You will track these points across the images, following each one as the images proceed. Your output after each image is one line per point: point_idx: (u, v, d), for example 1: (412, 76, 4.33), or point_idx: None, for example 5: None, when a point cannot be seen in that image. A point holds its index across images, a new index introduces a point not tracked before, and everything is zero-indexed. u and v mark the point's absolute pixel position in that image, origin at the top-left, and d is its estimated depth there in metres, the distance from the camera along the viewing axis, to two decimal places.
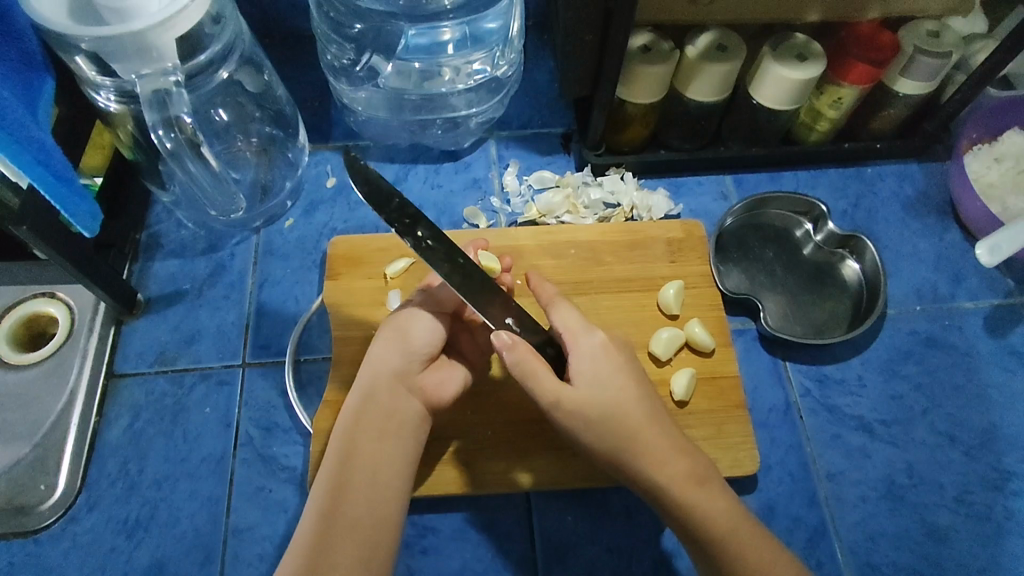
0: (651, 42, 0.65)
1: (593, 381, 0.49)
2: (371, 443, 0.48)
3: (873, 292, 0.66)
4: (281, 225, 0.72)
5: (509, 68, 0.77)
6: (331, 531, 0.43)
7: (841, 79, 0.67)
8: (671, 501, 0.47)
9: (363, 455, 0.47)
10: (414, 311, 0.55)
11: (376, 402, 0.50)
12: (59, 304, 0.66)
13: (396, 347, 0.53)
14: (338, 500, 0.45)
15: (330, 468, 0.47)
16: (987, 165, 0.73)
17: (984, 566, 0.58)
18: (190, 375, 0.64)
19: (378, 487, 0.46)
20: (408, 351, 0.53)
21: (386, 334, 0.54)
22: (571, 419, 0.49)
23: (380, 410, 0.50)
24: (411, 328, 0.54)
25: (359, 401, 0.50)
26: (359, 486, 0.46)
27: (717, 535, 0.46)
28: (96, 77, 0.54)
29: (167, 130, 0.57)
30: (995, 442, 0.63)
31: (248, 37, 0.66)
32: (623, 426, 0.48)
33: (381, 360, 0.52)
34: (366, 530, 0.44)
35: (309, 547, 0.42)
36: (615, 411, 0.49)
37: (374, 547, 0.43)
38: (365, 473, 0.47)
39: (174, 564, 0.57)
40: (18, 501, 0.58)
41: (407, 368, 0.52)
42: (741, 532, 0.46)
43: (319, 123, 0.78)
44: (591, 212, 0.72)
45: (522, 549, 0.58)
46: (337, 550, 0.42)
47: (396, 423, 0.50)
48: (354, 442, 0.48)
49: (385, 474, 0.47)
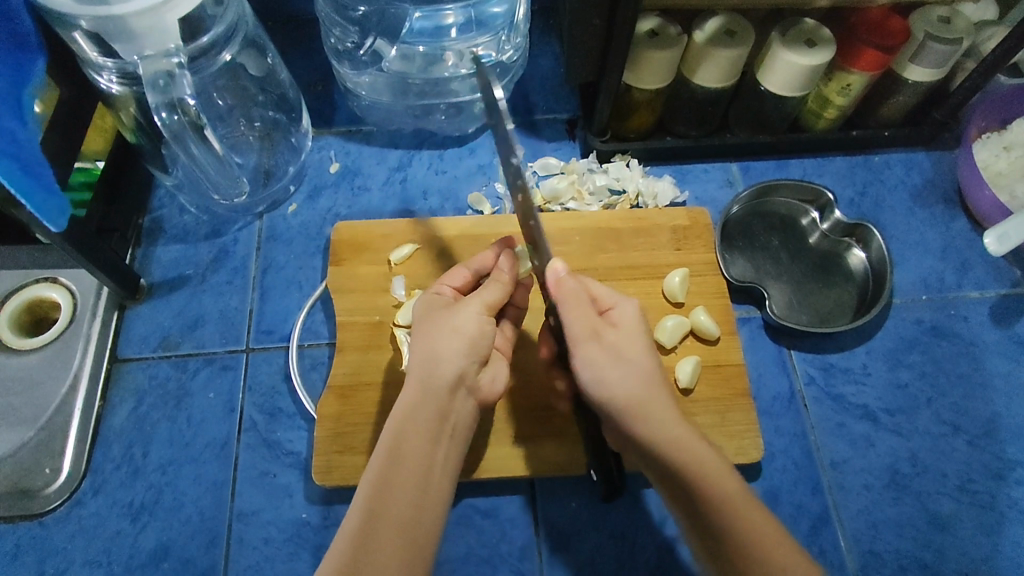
0: (658, 27, 0.65)
1: (631, 339, 0.50)
2: (422, 445, 0.47)
3: (879, 282, 0.66)
4: (284, 211, 0.72)
5: (514, 53, 0.74)
6: (374, 533, 0.42)
7: (851, 65, 0.67)
8: (680, 462, 0.45)
9: (411, 454, 0.46)
10: (469, 301, 0.52)
11: (431, 401, 0.48)
12: (61, 289, 0.66)
13: (457, 346, 0.50)
14: (384, 499, 0.44)
15: (377, 465, 0.45)
16: (995, 154, 0.72)
17: (986, 555, 0.58)
18: (194, 360, 0.64)
19: (427, 492, 0.45)
20: (470, 349, 0.50)
21: (438, 329, 0.51)
22: (592, 356, 0.49)
23: (435, 410, 0.48)
24: (464, 324, 0.51)
25: (412, 396, 0.48)
26: (403, 489, 0.44)
27: (723, 502, 0.43)
28: (97, 57, 0.54)
29: (170, 112, 0.57)
30: (999, 432, 0.63)
31: (251, 19, 0.65)
32: (649, 374, 0.49)
33: (440, 360, 0.49)
34: (411, 533, 0.43)
35: (349, 549, 0.41)
36: (636, 362, 0.49)
37: (420, 552, 0.43)
38: (415, 476, 0.45)
39: (179, 548, 0.57)
40: (23, 484, 0.59)
41: (468, 369, 0.50)
42: (746, 505, 0.43)
43: (322, 108, 0.77)
44: (596, 199, 0.71)
45: (525, 535, 0.58)
46: (381, 555, 0.41)
47: (450, 426, 0.49)
48: (403, 441, 0.46)
49: (435, 478, 0.46)
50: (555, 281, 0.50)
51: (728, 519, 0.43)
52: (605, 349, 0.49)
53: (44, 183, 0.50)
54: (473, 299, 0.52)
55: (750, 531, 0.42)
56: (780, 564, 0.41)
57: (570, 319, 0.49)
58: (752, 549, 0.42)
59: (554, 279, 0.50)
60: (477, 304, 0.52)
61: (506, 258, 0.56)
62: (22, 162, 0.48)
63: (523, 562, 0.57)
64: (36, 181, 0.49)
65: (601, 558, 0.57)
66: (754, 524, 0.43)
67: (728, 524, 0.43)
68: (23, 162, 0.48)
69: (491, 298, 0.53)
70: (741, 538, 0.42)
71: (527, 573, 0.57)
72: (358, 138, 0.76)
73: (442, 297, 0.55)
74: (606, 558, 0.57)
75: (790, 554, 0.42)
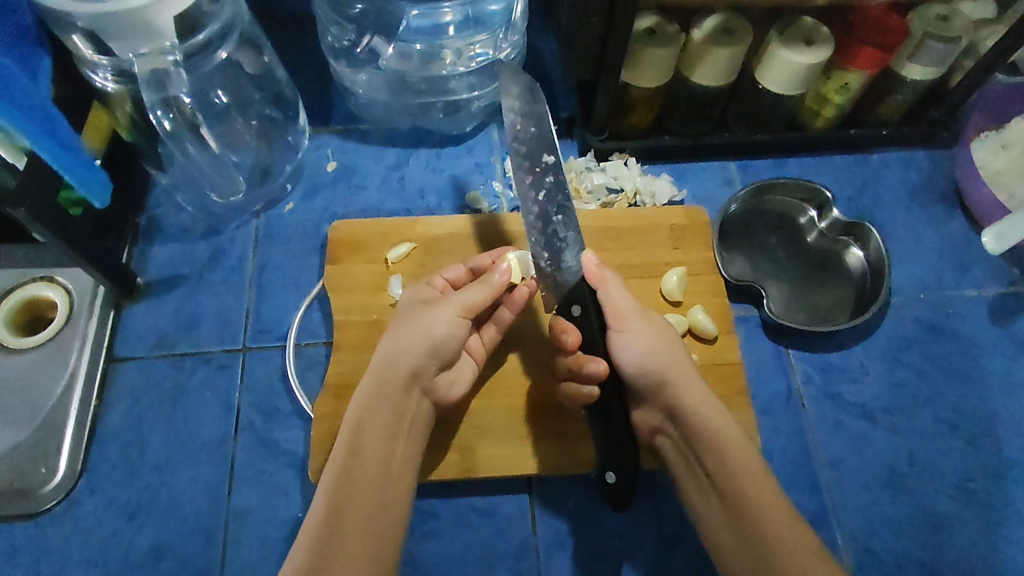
0: (657, 25, 0.64)
1: (663, 325, 0.54)
2: (381, 441, 0.48)
3: (877, 281, 0.66)
4: (281, 209, 0.72)
5: (513, 53, 0.73)
6: (338, 527, 0.44)
7: (847, 63, 0.67)
8: (714, 433, 0.50)
9: (368, 453, 0.48)
10: (445, 302, 0.53)
11: (387, 395, 0.50)
12: (58, 288, 0.66)
13: (420, 345, 0.52)
14: (344, 496, 0.45)
15: (336, 461, 0.47)
16: (992, 153, 0.72)
17: (984, 554, 0.58)
18: (191, 360, 0.64)
19: (387, 490, 0.47)
20: (431, 351, 0.52)
21: (410, 325, 0.53)
22: (638, 334, 0.52)
23: (392, 407, 0.50)
24: (434, 326, 0.52)
25: (370, 389, 0.51)
26: (362, 485, 0.46)
27: (743, 473, 0.48)
28: (93, 56, 0.54)
29: (165, 110, 0.57)
30: (997, 431, 0.63)
31: (247, 17, 0.64)
32: (679, 356, 0.53)
33: (400, 355, 0.51)
34: (376, 527, 0.44)
35: (314, 544, 0.43)
36: (673, 347, 0.53)
37: (383, 546, 0.44)
38: (374, 472, 0.47)
39: (176, 547, 0.57)
40: (19, 484, 0.58)
41: (425, 368, 0.52)
42: (760, 481, 0.48)
43: (319, 106, 0.77)
44: (593, 197, 0.71)
45: (523, 534, 0.58)
46: (346, 547, 0.43)
47: (407, 423, 0.51)
48: (360, 437, 0.48)
49: (396, 475, 0.48)
50: (592, 271, 0.52)
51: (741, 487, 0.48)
52: (648, 329, 0.52)
53: (79, 161, 0.56)
54: (452, 300, 0.54)
55: (762, 500, 0.47)
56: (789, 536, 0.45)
57: (614, 300, 0.52)
58: (766, 518, 0.46)
59: (590, 266, 0.52)
60: (454, 305, 0.53)
61: (504, 267, 0.56)
62: (60, 140, 0.53)
63: (520, 561, 0.57)
64: (75, 157, 0.55)
65: (597, 557, 0.57)
66: (767, 493, 0.47)
67: (745, 494, 0.47)
68: (61, 140, 0.53)
69: (468, 300, 0.54)
70: (757, 507, 0.47)
71: (524, 572, 0.57)
72: (355, 136, 0.76)
73: (427, 291, 0.57)
74: (604, 556, 0.57)
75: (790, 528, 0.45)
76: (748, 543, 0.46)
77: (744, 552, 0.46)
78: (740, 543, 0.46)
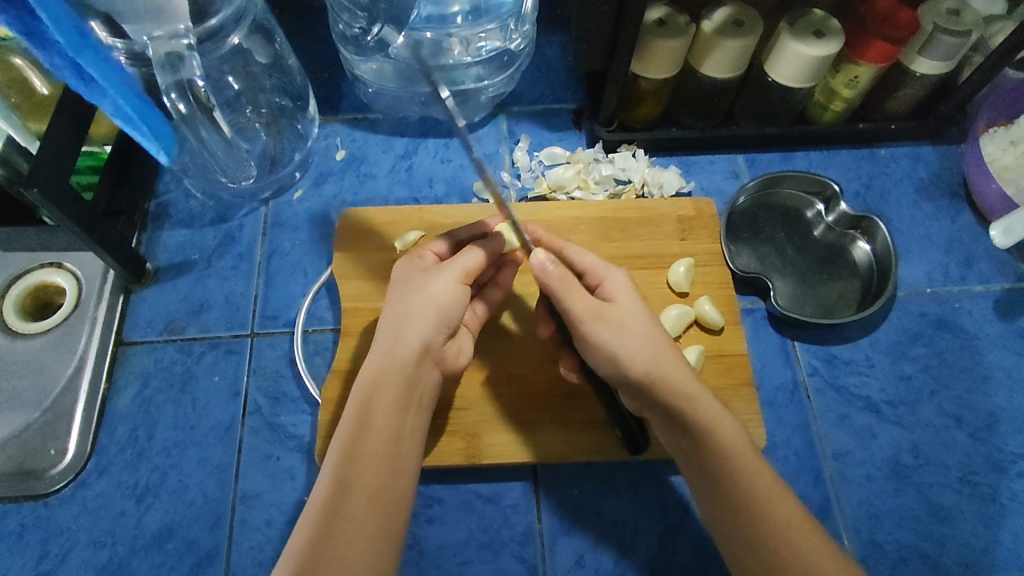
0: (666, 15, 0.64)
1: (629, 304, 0.52)
2: (391, 414, 0.48)
3: (884, 273, 0.66)
4: (291, 197, 0.72)
5: (522, 41, 0.75)
6: (346, 503, 0.43)
7: (858, 57, 0.66)
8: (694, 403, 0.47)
9: (380, 421, 0.48)
10: (448, 268, 0.54)
11: (396, 366, 0.50)
12: (66, 274, 0.67)
13: (429, 315, 0.52)
14: (352, 469, 0.45)
15: (346, 432, 0.47)
16: (1001, 148, 0.72)
17: (986, 546, 0.58)
18: (199, 344, 0.65)
19: (398, 462, 0.47)
20: (441, 319, 0.52)
21: (415, 296, 0.52)
22: (604, 331, 0.50)
23: (402, 379, 0.49)
24: (441, 294, 0.52)
25: (378, 365, 0.50)
26: (370, 460, 0.46)
27: (726, 451, 0.46)
28: (107, 39, 0.53)
29: (180, 94, 0.55)
30: (999, 425, 0.63)
31: (259, 3, 0.65)
32: (655, 337, 0.50)
33: (408, 327, 0.51)
34: (385, 500, 0.44)
35: (319, 521, 0.42)
36: (641, 329, 0.50)
37: (393, 523, 0.44)
38: (384, 446, 0.47)
39: (183, 529, 0.58)
40: (28, 465, 0.59)
41: (435, 340, 0.52)
42: (752, 454, 0.46)
43: (329, 95, 0.78)
44: (602, 187, 0.72)
45: (528, 521, 0.58)
46: (352, 521, 0.43)
47: (418, 396, 0.50)
48: (371, 405, 0.48)
49: (404, 447, 0.48)
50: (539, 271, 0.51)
51: (732, 465, 0.45)
52: (609, 322, 0.50)
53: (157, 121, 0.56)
54: (451, 266, 0.53)
55: (755, 467, 0.45)
56: (770, 514, 0.44)
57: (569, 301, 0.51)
58: (755, 494, 0.44)
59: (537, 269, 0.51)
60: (457, 271, 0.53)
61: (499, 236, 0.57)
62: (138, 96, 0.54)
63: (525, 548, 0.57)
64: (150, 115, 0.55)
65: (603, 544, 0.57)
66: (756, 463, 0.46)
67: (731, 472, 0.45)
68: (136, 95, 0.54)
69: (471, 265, 0.54)
70: (746, 484, 0.45)
71: (528, 559, 0.57)
72: (363, 126, 0.76)
73: (423, 262, 0.56)
74: (607, 543, 0.57)
75: (790, 505, 0.44)
76: (740, 526, 0.44)
77: (743, 523, 0.44)
78: (732, 527, 0.45)
